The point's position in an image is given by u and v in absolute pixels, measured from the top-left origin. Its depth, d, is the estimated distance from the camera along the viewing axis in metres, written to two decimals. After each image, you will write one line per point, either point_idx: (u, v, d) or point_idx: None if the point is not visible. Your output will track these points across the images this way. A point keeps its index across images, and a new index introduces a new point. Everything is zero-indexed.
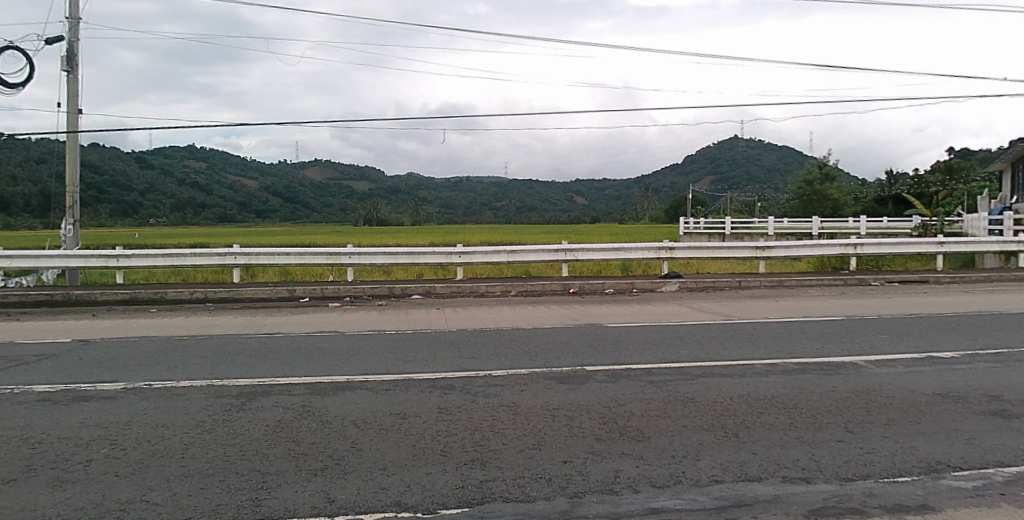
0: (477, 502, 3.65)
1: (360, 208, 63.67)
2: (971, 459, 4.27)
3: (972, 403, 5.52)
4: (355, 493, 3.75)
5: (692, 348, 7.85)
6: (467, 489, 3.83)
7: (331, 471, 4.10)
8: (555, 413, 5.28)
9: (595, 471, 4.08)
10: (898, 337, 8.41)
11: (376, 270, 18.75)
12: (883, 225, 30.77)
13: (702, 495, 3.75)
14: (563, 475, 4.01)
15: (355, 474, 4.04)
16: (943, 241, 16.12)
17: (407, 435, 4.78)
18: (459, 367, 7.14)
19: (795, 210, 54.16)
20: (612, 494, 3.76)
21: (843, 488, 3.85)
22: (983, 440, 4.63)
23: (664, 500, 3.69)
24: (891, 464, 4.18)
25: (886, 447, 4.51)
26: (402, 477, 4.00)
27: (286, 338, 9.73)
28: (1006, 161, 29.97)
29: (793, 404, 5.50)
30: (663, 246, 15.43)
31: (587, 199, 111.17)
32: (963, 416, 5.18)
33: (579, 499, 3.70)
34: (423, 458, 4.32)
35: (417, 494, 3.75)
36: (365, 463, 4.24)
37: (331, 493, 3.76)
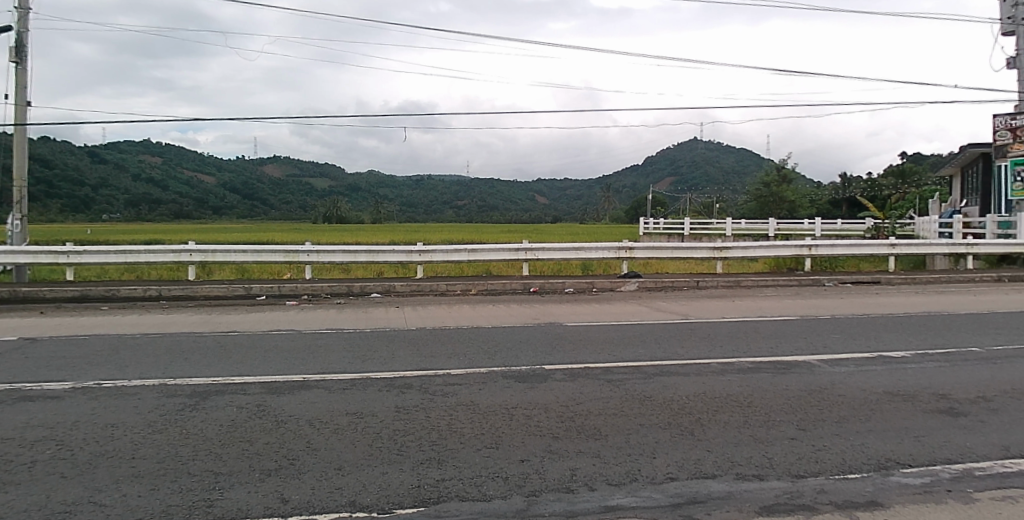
0: (434, 502, 3.29)
1: (320, 205, 62.41)
2: (920, 457, 3.93)
3: (921, 401, 5.19)
4: (310, 493, 3.40)
5: (647, 348, 7.61)
6: (423, 488, 3.46)
7: (286, 470, 3.73)
8: (513, 413, 4.89)
9: (551, 470, 3.69)
10: (848, 336, 8.28)
11: (335, 267, 18.30)
12: (838, 226, 31.41)
13: (657, 492, 3.40)
14: (520, 474, 3.63)
15: (309, 473, 3.68)
16: (895, 243, 16.33)
17: (364, 434, 4.40)
18: (418, 367, 6.80)
19: (752, 211, 55.28)
20: (568, 493, 3.39)
21: (794, 485, 3.50)
22: (932, 438, 4.29)
23: (619, 497, 3.33)
24: (841, 462, 3.84)
25: (837, 444, 4.15)
26: (357, 477, 3.62)
27: (244, 337, 9.23)
28: (955, 167, 30.94)
29: (748, 402, 5.15)
30: (623, 246, 15.30)
31: (549, 199, 111.58)
32: (910, 414, 4.84)
33: (536, 498, 3.33)
34: (379, 457, 3.93)
35: (372, 493, 3.39)
36: (320, 462, 3.87)
37: (286, 494, 3.40)
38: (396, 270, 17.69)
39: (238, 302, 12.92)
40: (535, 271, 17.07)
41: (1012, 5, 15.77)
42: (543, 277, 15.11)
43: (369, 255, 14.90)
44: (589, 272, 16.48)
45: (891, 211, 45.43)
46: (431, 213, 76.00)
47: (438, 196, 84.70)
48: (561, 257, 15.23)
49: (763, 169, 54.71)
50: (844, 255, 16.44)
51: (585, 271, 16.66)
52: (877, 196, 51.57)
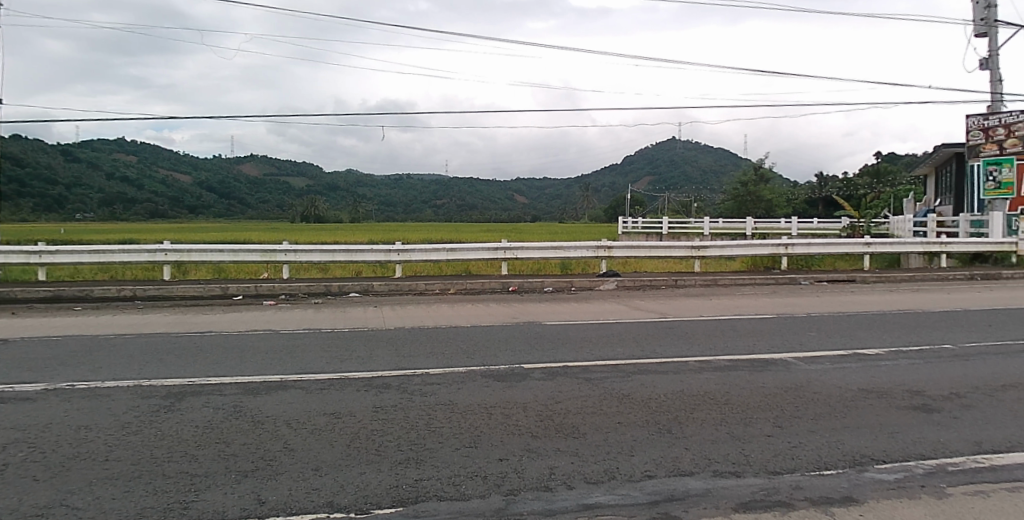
0: (412, 501, 3.36)
1: (298, 204, 61.89)
2: (893, 453, 4.08)
3: (895, 398, 5.36)
4: (287, 494, 3.45)
5: (626, 346, 7.75)
6: (401, 488, 3.53)
7: (263, 471, 3.78)
8: (492, 412, 4.99)
9: (530, 469, 3.79)
10: (824, 334, 8.51)
11: (312, 267, 18.24)
12: (814, 225, 32.02)
13: (635, 490, 3.50)
14: (498, 473, 3.72)
15: (286, 475, 3.73)
16: (870, 242, 16.70)
17: (341, 434, 4.46)
18: (397, 366, 6.87)
19: (730, 211, 56.06)
20: (547, 491, 3.48)
21: (771, 481, 3.62)
22: (906, 434, 4.45)
23: (597, 495, 3.43)
24: (817, 458, 3.97)
25: (812, 441, 4.29)
26: (335, 477, 3.68)
27: (220, 338, 9.20)
28: (929, 166, 31.69)
29: (724, 399, 5.31)
30: (602, 245, 15.47)
31: (529, 198, 111.89)
32: (885, 410, 5.00)
33: (514, 497, 3.42)
34: (357, 457, 3.99)
35: (350, 494, 3.45)
36: (297, 462, 3.92)
37: (262, 495, 3.45)
38: (374, 270, 17.65)
39: (214, 302, 12.84)
40: (515, 270, 17.17)
41: (984, 7, 16.47)
42: (522, 276, 15.23)
43: (347, 254, 14.88)
44: (569, 271, 16.64)
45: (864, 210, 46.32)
46: (411, 213, 75.82)
47: (417, 195, 84.43)
48: (540, 256, 15.37)
49: (740, 169, 55.48)
50: (820, 253, 16.76)
51: (564, 270, 16.78)
52: (852, 196, 52.51)
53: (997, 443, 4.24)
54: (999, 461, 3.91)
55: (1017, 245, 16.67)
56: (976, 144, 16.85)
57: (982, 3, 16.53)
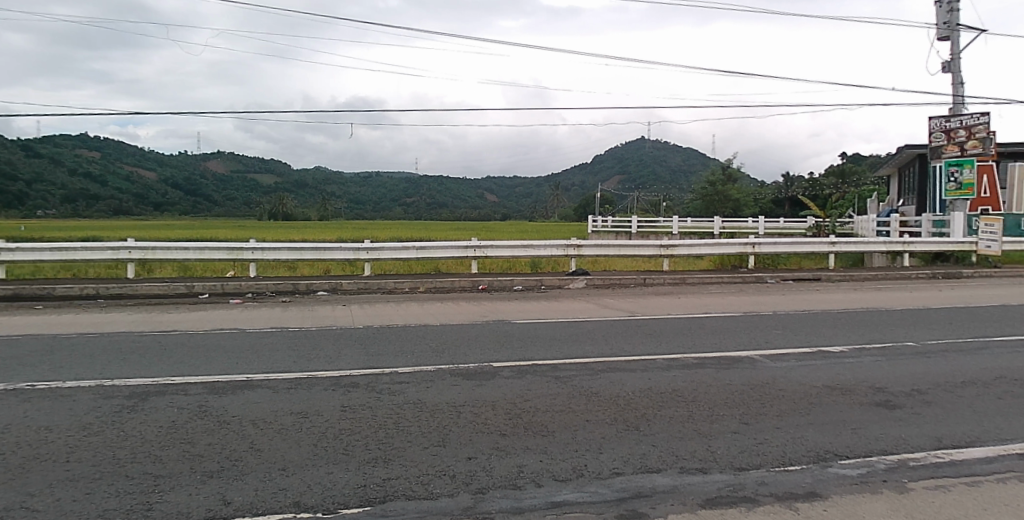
0: (380, 501, 3.47)
1: (266, 203, 61.10)
2: (858, 448, 4.23)
3: (859, 394, 5.60)
4: (253, 495, 3.54)
5: (595, 345, 7.97)
6: (368, 487, 3.64)
7: (228, 472, 3.87)
8: (460, 410, 5.15)
9: (498, 467, 3.93)
10: (790, 332, 8.86)
11: (280, 265, 18.16)
12: (781, 225, 32.89)
13: (603, 487, 3.62)
14: (466, 472, 3.86)
15: (252, 475, 3.82)
16: (835, 241, 17.24)
17: (307, 434, 4.57)
18: (363, 365, 6.98)
19: (699, 210, 57.15)
20: (514, 489, 3.61)
21: (737, 477, 3.75)
22: (870, 429, 4.62)
23: (566, 493, 3.55)
24: (783, 454, 4.12)
25: (778, 436, 4.46)
26: (303, 477, 3.79)
27: (182, 337, 9.15)
28: (894, 167, 32.75)
29: (692, 396, 5.56)
30: (571, 244, 15.70)
31: (500, 196, 112.14)
32: (851, 406, 5.21)
33: (482, 495, 3.55)
34: (325, 457, 4.11)
35: (317, 494, 3.55)
36: (264, 463, 4.03)
37: (228, 495, 3.54)
38: (343, 268, 17.56)
39: (179, 301, 12.72)
40: (484, 268, 17.29)
41: (947, 10, 17.22)
42: (492, 274, 15.38)
43: (315, 253, 14.84)
44: (538, 269, 16.85)
45: (828, 211, 47.61)
46: (381, 211, 75.40)
47: (386, 192, 83.89)
48: (509, 254, 15.55)
49: (709, 169, 56.53)
50: (787, 252, 17.26)
51: (534, 269, 16.98)
52: (817, 195, 53.93)
53: (957, 438, 4.44)
54: (959, 456, 4.10)
55: (976, 243, 17.30)
56: (938, 146, 17.59)
57: (946, 7, 17.27)
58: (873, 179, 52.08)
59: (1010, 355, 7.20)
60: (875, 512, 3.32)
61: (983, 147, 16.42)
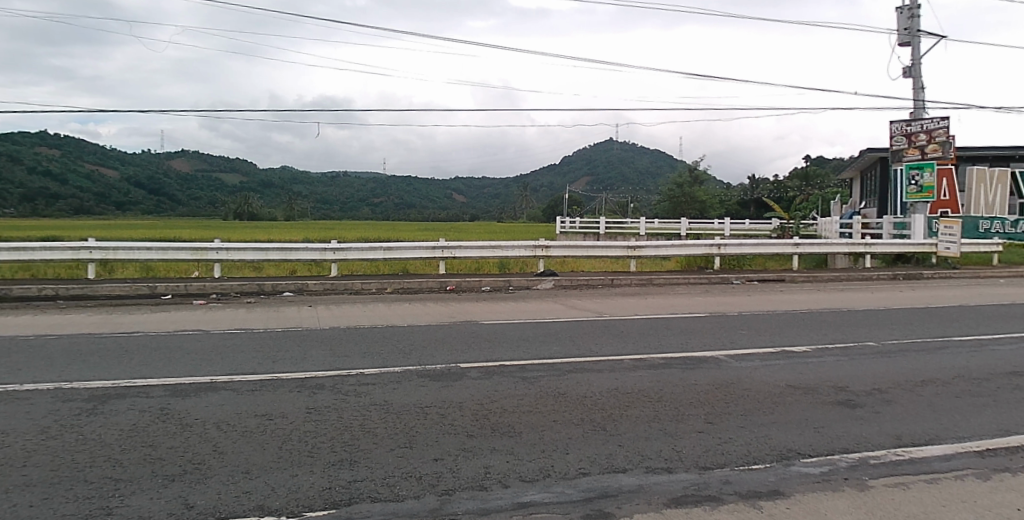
0: (345, 503, 3.54)
1: (231, 202, 60.12)
2: (820, 447, 4.48)
3: (821, 394, 5.92)
4: (215, 498, 3.58)
5: (564, 345, 8.21)
6: (334, 490, 3.72)
7: (190, 476, 3.91)
8: (427, 411, 5.32)
9: (465, 469, 4.06)
10: (754, 332, 9.24)
11: (245, 266, 18.06)
12: (744, 227, 33.77)
13: (570, 487, 3.77)
14: (433, 474, 3.96)
15: (214, 478, 3.88)
16: (798, 243, 17.80)
17: (272, 437, 4.66)
18: (329, 366, 7.10)
19: (666, 212, 58.22)
20: (482, 491, 3.73)
21: (702, 476, 3.93)
22: (832, 428, 4.91)
23: (532, 494, 3.68)
24: (747, 453, 4.34)
25: (742, 436, 4.72)
26: (266, 480, 3.86)
27: (144, 338, 9.10)
28: (857, 170, 33.91)
29: (658, 396, 5.82)
30: (539, 245, 15.95)
31: (469, 197, 112.19)
32: (813, 405, 5.53)
33: (448, 497, 3.64)
34: (289, 460, 4.20)
35: (282, 497, 3.61)
36: (227, 466, 4.09)
37: (190, 499, 3.57)
38: (309, 268, 17.49)
39: (142, 302, 12.57)
40: (452, 269, 17.41)
41: (908, 16, 18.00)
42: (460, 275, 15.48)
43: (280, 253, 14.76)
44: (506, 270, 17.04)
45: (792, 213, 48.93)
46: (348, 212, 74.81)
47: (355, 192, 83.19)
48: (477, 255, 15.70)
49: (676, 171, 57.60)
50: (751, 253, 17.79)
51: (502, 270, 17.16)
52: (782, 197, 55.39)
53: (916, 436, 4.72)
54: (918, 453, 4.33)
55: (936, 245, 18.13)
56: (899, 149, 18.30)
57: (906, 13, 18.04)
58: (835, 183, 53.69)
59: (966, 355, 7.62)
60: (837, 509, 3.48)
61: (943, 150, 17.17)
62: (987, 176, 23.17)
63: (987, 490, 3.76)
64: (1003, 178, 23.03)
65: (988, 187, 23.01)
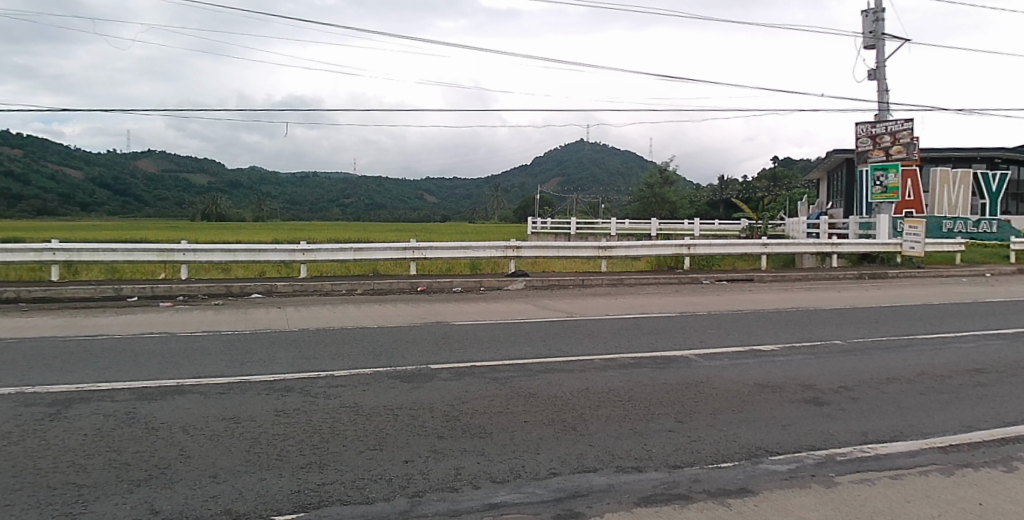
0: (313, 507, 3.67)
1: (198, 202, 59.14)
2: (786, 444, 4.77)
3: (789, 392, 6.24)
4: (181, 503, 3.70)
5: (535, 346, 8.44)
6: (303, 493, 3.85)
7: (156, 481, 4.02)
8: (399, 413, 5.49)
9: (435, 470, 4.24)
10: (722, 331, 9.58)
11: (214, 267, 17.96)
12: (713, 228, 34.49)
13: (540, 487, 3.98)
14: (404, 476, 4.14)
15: (181, 483, 3.98)
16: (765, 244, 18.33)
17: (240, 440, 4.80)
18: (300, 369, 7.21)
19: (636, 212, 59.06)
20: (453, 492, 3.90)
21: (672, 475, 4.18)
22: (799, 425, 5.22)
23: (503, 495, 3.87)
24: (715, 452, 4.61)
25: (710, 434, 4.99)
26: (234, 484, 3.98)
27: (108, 341, 9.07)
28: (825, 170, 34.90)
29: (627, 396, 6.08)
30: (510, 246, 16.19)
31: (440, 197, 112.04)
32: (780, 403, 5.85)
33: (419, 498, 3.81)
34: (256, 464, 4.32)
35: (249, 501, 3.73)
36: (194, 470, 4.20)
37: (156, 504, 3.68)
38: (279, 269, 17.44)
39: (106, 304, 12.43)
40: (423, 269, 17.51)
41: (873, 20, 18.71)
42: (431, 275, 15.58)
43: (249, 254, 14.70)
44: (478, 270, 17.21)
45: (760, 214, 50.07)
46: (318, 212, 74.17)
47: (325, 191, 82.44)
48: (449, 255, 15.84)
49: (646, 172, 58.47)
50: (720, 253, 18.26)
51: (473, 270, 17.33)
52: (751, 198, 56.67)
53: (881, 433, 5.04)
54: (883, 450, 4.64)
55: (901, 245, 18.87)
56: (864, 150, 19.00)
57: (872, 17, 18.77)
58: (802, 183, 55.10)
59: (930, 353, 8.05)
60: (804, 506, 3.73)
61: (907, 151, 17.91)
62: (950, 176, 24.11)
63: (949, 485, 4.06)
64: (965, 178, 24.01)
65: (952, 187, 23.88)
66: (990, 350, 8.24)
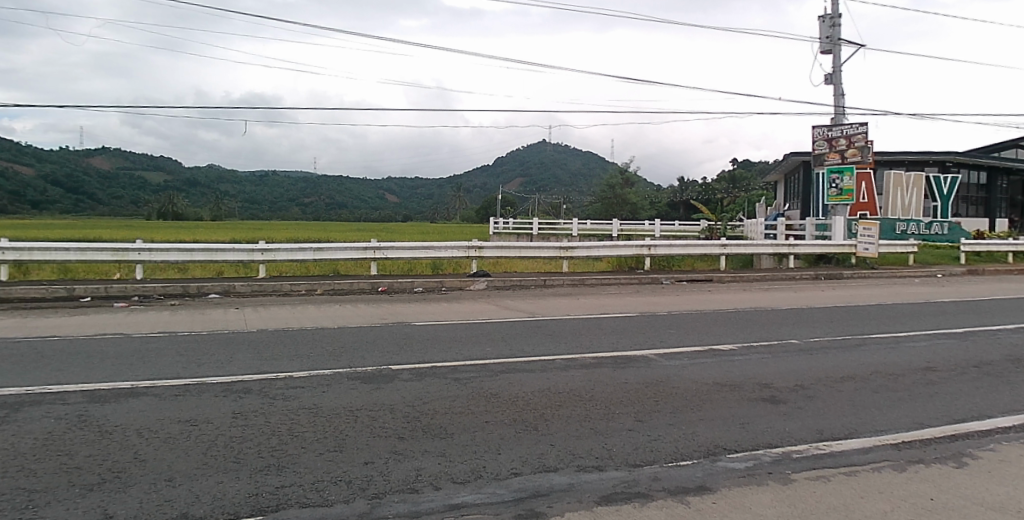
0: (272, 509, 3.87)
1: (153, 202, 57.75)
2: (743, 443, 5.19)
3: (747, 391, 6.70)
4: (137, 507, 3.85)
5: (494, 346, 8.74)
6: (261, 496, 4.05)
7: (109, 485, 4.16)
8: (359, 414, 5.75)
9: (397, 472, 4.50)
10: (682, 331, 10.05)
11: (170, 267, 17.82)
12: (672, 229, 35.42)
13: (502, 487, 4.28)
14: (364, 477, 4.39)
15: (135, 487, 4.14)
16: (723, 245, 19.03)
17: (196, 443, 4.98)
18: (258, 370, 7.38)
19: (597, 213, 59.98)
20: (413, 493, 4.16)
21: (631, 473, 4.53)
22: (755, 424, 5.65)
23: (464, 495, 4.14)
24: (675, 450, 4.99)
25: (668, 433, 5.38)
26: (190, 487, 4.15)
27: (61, 342, 9.04)
28: (781, 171, 35.97)
29: (586, 395, 6.46)
30: (472, 246, 16.46)
31: (402, 196, 111.51)
32: (739, 402, 6.30)
33: (379, 500, 4.04)
34: (213, 467, 4.50)
35: (206, 504, 3.91)
36: (149, 474, 4.35)
37: (109, 508, 3.83)
38: (237, 269, 17.36)
39: (59, 304, 12.30)
40: (385, 270, 17.65)
41: (830, 26, 19.62)
42: (392, 276, 15.75)
43: (207, 254, 14.61)
44: (440, 270, 17.44)
45: (719, 214, 51.29)
46: (277, 211, 73.15)
47: (284, 191, 81.22)
48: (410, 255, 16.02)
49: (607, 173, 59.32)
50: (679, 254, 18.89)
51: (435, 270, 17.55)
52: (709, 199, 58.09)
53: (834, 431, 5.50)
54: (839, 448, 5.06)
55: (855, 246, 19.83)
56: (820, 153, 19.84)
57: (828, 22, 19.68)
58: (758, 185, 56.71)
59: (881, 352, 8.62)
60: (760, 502, 4.07)
61: (861, 155, 18.82)
62: (904, 180, 25.63)
63: (902, 480, 4.44)
64: (918, 182, 25.42)
65: (904, 190, 25.49)
66: (937, 349, 8.86)
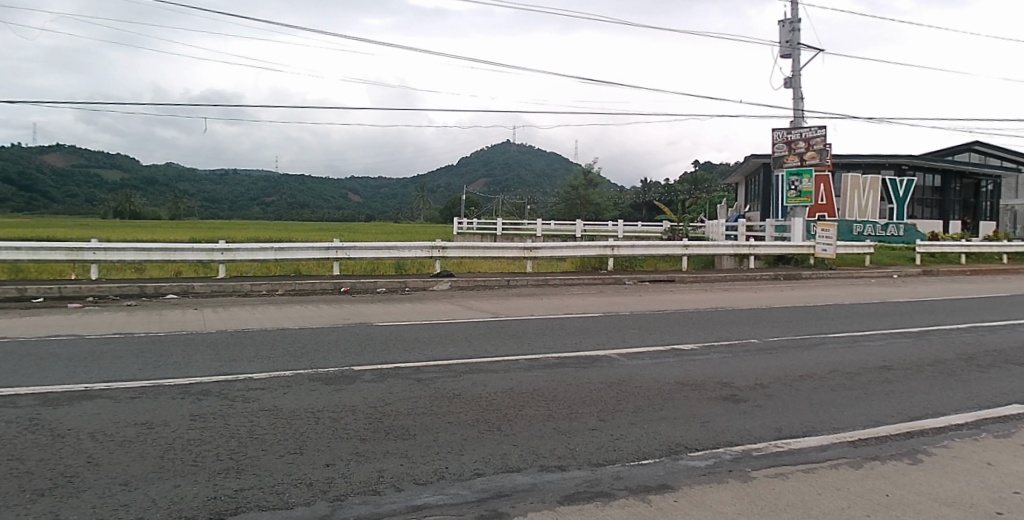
0: (229, 513, 4.07)
1: (109, 200, 56.15)
2: (705, 441, 5.57)
3: (708, 390, 7.12)
4: (89, 511, 4.02)
5: (458, 346, 9.01)
6: (218, 499, 4.24)
7: (60, 490, 4.30)
8: (320, 416, 5.96)
9: (360, 473, 4.74)
10: (646, 331, 10.46)
11: (126, 267, 17.58)
12: (633, 229, 36.15)
13: (466, 488, 4.56)
14: (325, 479, 4.62)
15: (88, 492, 4.28)
16: (685, 245, 19.59)
17: (152, 446, 5.12)
18: (218, 371, 7.50)
19: (561, 214, 60.66)
20: (375, 495, 4.41)
21: (594, 473, 4.86)
22: (716, 422, 6.06)
23: (427, 497, 4.41)
24: (636, 450, 5.34)
25: (627, 433, 5.74)
26: (146, 492, 4.32)
27: (13, 345, 8.94)
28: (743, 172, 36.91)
29: (549, 395, 6.78)
30: (436, 246, 16.65)
31: (366, 196, 110.73)
32: (701, 401, 6.70)
33: (340, 502, 4.28)
34: (168, 471, 4.67)
35: (161, 508, 4.09)
36: (102, 479, 4.49)
37: (61, 513, 3.98)
38: (196, 269, 17.20)
39: (10, 305, 12.08)
40: (347, 270, 17.74)
41: (790, 31, 20.42)
42: (355, 276, 15.82)
43: (164, 254, 14.43)
44: (404, 270, 17.59)
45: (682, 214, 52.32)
46: (237, 211, 71.89)
47: (244, 190, 79.78)
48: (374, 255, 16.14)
49: (571, 173, 59.98)
50: (642, 254, 19.39)
51: (398, 270, 17.71)
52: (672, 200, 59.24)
53: (794, 428, 5.93)
54: (798, 445, 5.49)
55: (816, 247, 20.65)
56: (781, 155, 20.64)
57: (789, 27, 20.48)
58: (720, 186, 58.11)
59: (840, 351, 9.14)
60: (721, 500, 4.44)
61: (820, 157, 19.51)
62: (862, 182, 26.76)
63: (859, 477, 4.87)
64: (874, 184, 26.67)
65: (861, 192, 26.75)
66: (891, 348, 9.42)
